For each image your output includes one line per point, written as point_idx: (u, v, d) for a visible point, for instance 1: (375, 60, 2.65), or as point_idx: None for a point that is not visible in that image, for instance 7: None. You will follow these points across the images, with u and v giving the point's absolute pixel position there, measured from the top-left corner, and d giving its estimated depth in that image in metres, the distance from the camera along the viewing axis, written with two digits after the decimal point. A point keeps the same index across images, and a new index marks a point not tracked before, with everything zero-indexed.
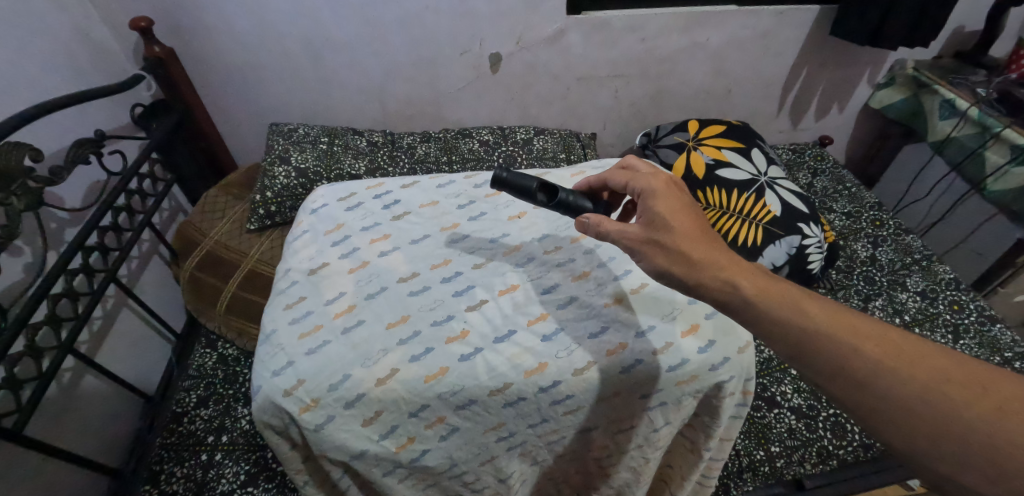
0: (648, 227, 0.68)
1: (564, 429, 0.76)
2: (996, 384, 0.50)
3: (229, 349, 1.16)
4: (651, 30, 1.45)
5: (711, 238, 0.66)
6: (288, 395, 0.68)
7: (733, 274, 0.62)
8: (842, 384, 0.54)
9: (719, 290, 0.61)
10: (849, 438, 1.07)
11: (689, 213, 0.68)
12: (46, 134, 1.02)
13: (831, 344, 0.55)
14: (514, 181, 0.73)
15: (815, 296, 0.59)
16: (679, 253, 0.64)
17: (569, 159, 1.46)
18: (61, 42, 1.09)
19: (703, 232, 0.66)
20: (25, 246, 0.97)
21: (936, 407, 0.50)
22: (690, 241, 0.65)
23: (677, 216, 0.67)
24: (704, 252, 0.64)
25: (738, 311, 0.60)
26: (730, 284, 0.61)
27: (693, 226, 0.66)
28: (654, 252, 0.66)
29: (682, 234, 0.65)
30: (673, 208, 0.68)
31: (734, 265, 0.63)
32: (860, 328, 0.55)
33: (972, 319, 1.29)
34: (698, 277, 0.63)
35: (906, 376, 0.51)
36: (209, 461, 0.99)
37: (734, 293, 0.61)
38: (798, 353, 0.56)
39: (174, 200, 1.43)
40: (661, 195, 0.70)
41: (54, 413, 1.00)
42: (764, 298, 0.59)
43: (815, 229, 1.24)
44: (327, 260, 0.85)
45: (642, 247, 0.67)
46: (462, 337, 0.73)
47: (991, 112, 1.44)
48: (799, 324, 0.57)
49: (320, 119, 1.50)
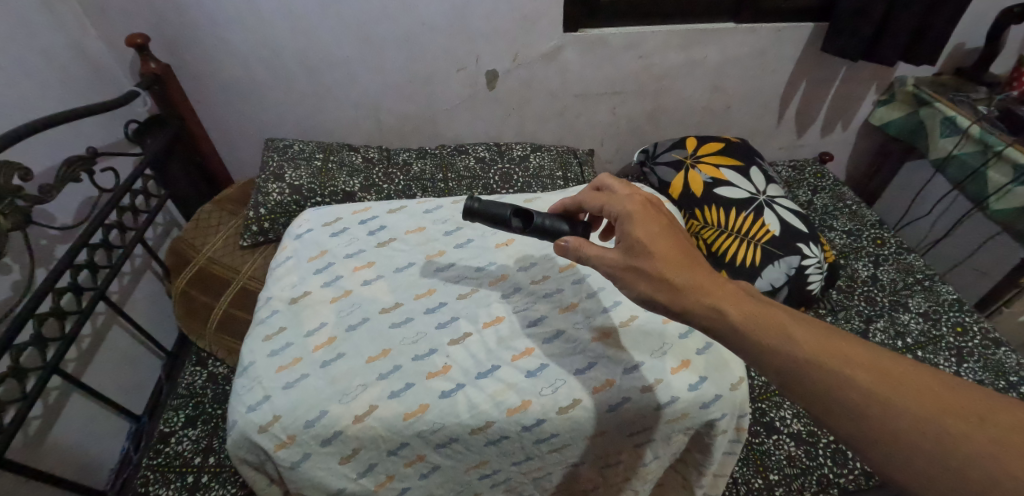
0: (627, 253, 0.66)
1: (550, 466, 0.74)
2: (997, 415, 0.47)
3: (219, 367, 1.15)
4: (648, 48, 1.44)
5: (692, 260, 0.64)
6: (263, 431, 0.66)
7: (718, 299, 0.60)
8: (832, 413, 0.51)
9: (705, 317, 0.60)
10: (850, 467, 1.04)
11: (668, 235, 0.66)
12: (38, 152, 1.02)
13: (820, 373, 0.52)
14: (487, 211, 0.72)
15: (805, 319, 0.57)
16: (660, 278, 0.63)
17: (566, 176, 1.43)
18: (58, 59, 1.09)
19: (683, 253, 0.65)
20: (13, 264, 0.96)
21: (931, 439, 0.47)
22: (671, 266, 0.63)
23: (654, 241, 0.66)
24: (686, 276, 0.62)
25: (725, 336, 0.59)
26: (717, 310, 0.59)
27: (673, 248, 0.65)
28: (634, 279, 0.65)
29: (661, 259, 0.64)
30: (650, 232, 0.66)
31: (719, 288, 0.61)
32: (852, 355, 0.53)
33: (976, 342, 1.26)
34: (683, 305, 0.61)
35: (898, 405, 0.49)
36: (195, 483, 0.96)
37: (721, 320, 0.59)
38: (787, 380, 0.54)
39: (169, 215, 1.42)
40: (637, 218, 0.68)
41: (39, 435, 0.98)
42: (752, 324, 0.57)
43: (816, 249, 1.21)
44: (308, 288, 0.84)
45: (622, 273, 0.66)
46: (444, 372, 0.72)
47: (993, 130, 1.43)
48: (787, 351, 0.54)
49: (315, 134, 1.49)
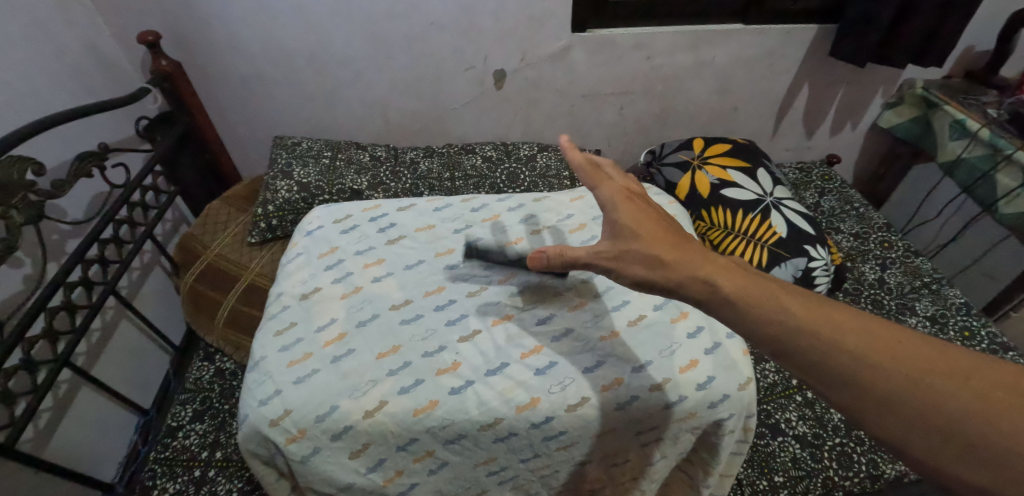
0: (616, 239, 0.67)
1: (557, 464, 0.74)
2: (987, 373, 0.46)
3: (227, 363, 1.16)
4: (656, 49, 1.44)
5: (681, 240, 0.65)
6: (274, 425, 0.67)
7: (710, 273, 0.60)
8: (824, 381, 0.50)
9: (696, 291, 0.60)
10: (856, 470, 1.04)
11: (651, 220, 0.68)
12: (51, 148, 1.03)
13: (809, 339, 0.51)
14: None
15: (796, 290, 0.56)
16: (653, 259, 0.63)
17: (572, 176, 1.44)
18: (71, 55, 1.10)
19: (671, 235, 0.66)
20: (26, 257, 0.97)
21: (924, 399, 0.46)
22: (661, 246, 0.64)
23: (641, 226, 0.67)
24: (677, 255, 0.63)
25: (716, 309, 0.58)
26: (708, 283, 0.59)
27: (660, 231, 0.66)
28: (629, 263, 0.65)
29: (650, 241, 0.65)
30: (635, 217, 0.68)
31: (711, 263, 0.61)
32: (843, 320, 0.52)
33: (984, 347, 1.25)
34: (673, 280, 0.61)
35: (889, 369, 0.48)
36: (202, 477, 0.97)
37: (712, 293, 0.59)
38: (779, 350, 0.53)
39: (177, 211, 1.44)
40: (620, 204, 0.70)
41: (48, 427, 0.99)
42: (742, 296, 0.57)
43: (823, 251, 1.20)
44: (319, 285, 0.84)
45: (615, 260, 0.66)
46: (453, 369, 0.72)
47: (1002, 133, 1.42)
48: (777, 320, 0.54)
49: (323, 132, 1.50)
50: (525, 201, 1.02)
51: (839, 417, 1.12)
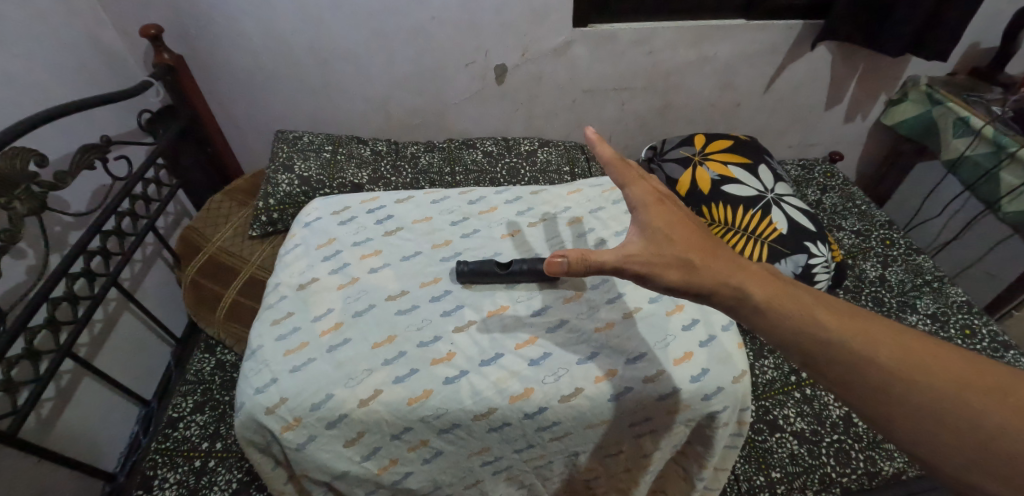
0: (650, 242, 0.63)
1: (552, 455, 0.75)
2: (1017, 388, 0.47)
3: (227, 354, 1.16)
4: (658, 44, 1.44)
5: (714, 246, 0.64)
6: (270, 413, 0.67)
7: (743, 279, 0.60)
8: (855, 391, 0.51)
9: (730, 297, 0.59)
10: (853, 466, 1.04)
11: (684, 224, 0.65)
12: (54, 140, 1.03)
13: (843, 350, 0.52)
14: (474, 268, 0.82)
15: (829, 301, 0.57)
16: (687, 264, 0.61)
17: (573, 171, 1.43)
18: (73, 48, 1.10)
19: (704, 240, 0.64)
20: (28, 248, 0.98)
21: (956, 413, 0.47)
22: (697, 251, 0.62)
23: (674, 230, 0.64)
24: (709, 260, 0.62)
25: (749, 317, 0.58)
26: (741, 291, 0.59)
27: (693, 236, 0.64)
28: (665, 269, 0.61)
29: (686, 246, 0.62)
30: (668, 221, 0.65)
31: (743, 269, 0.61)
32: (876, 335, 0.53)
33: (984, 345, 1.25)
34: (704, 287, 0.60)
35: (921, 381, 0.49)
36: (202, 467, 0.98)
37: (745, 300, 0.59)
38: (813, 362, 0.54)
39: (179, 204, 1.44)
40: (652, 207, 0.66)
41: (51, 416, 1.00)
42: (775, 304, 0.57)
43: (824, 248, 1.20)
44: (316, 275, 0.85)
45: (652, 265, 0.61)
46: (448, 359, 0.72)
47: (1006, 131, 1.41)
48: (810, 330, 0.54)
49: (324, 126, 1.50)
50: (521, 194, 1.02)
51: (838, 414, 1.12)
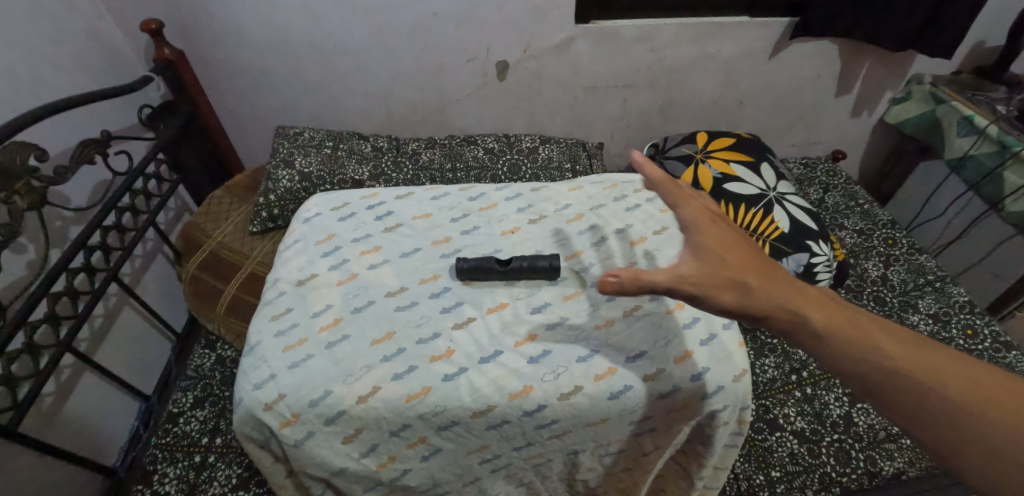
0: (703, 263, 0.60)
1: (551, 452, 0.74)
2: None
3: (227, 350, 1.16)
4: (660, 41, 1.43)
5: (769, 268, 0.61)
6: (268, 409, 0.67)
7: (801, 303, 0.57)
8: (923, 427, 0.48)
9: (785, 321, 0.57)
10: (854, 466, 1.04)
11: (738, 246, 0.63)
12: (54, 134, 1.03)
13: (912, 382, 0.50)
14: (473, 264, 0.82)
15: (892, 329, 0.54)
16: (741, 286, 0.59)
17: (574, 169, 1.43)
18: (74, 43, 1.10)
19: (758, 261, 0.62)
20: (29, 243, 0.97)
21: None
22: (751, 273, 0.60)
23: (728, 252, 0.62)
24: (764, 283, 0.59)
25: (806, 342, 0.55)
26: (798, 315, 0.56)
27: (747, 258, 0.61)
28: (718, 291, 0.59)
29: (740, 268, 0.60)
30: (722, 242, 0.63)
31: (800, 293, 0.58)
32: (947, 368, 0.50)
33: (986, 345, 1.24)
34: (759, 310, 0.58)
35: (999, 422, 0.46)
36: (202, 462, 0.98)
37: (801, 324, 0.56)
38: (876, 392, 0.51)
39: (180, 199, 1.44)
40: (704, 227, 0.64)
41: (51, 411, 1.00)
42: (834, 329, 0.55)
43: (825, 247, 1.20)
44: (315, 271, 0.84)
45: (705, 286, 0.59)
46: (447, 356, 0.72)
47: (1011, 130, 1.40)
48: (873, 358, 0.52)
49: (325, 122, 1.50)
50: (522, 191, 1.01)
51: (838, 413, 1.11)
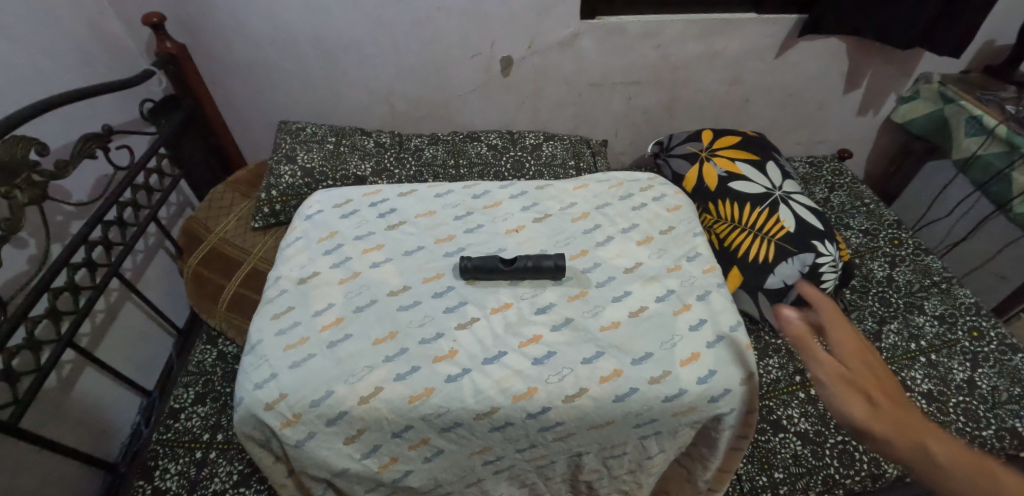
0: (842, 372, 0.68)
1: (554, 454, 0.74)
2: None
3: (229, 346, 1.16)
4: (666, 37, 1.41)
5: (905, 402, 0.66)
6: (270, 409, 0.67)
7: (928, 440, 0.61)
8: None
9: (914, 453, 0.61)
10: (857, 468, 1.03)
11: (879, 370, 0.69)
12: (54, 128, 1.02)
13: None
14: (477, 264, 0.81)
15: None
16: (877, 410, 0.64)
17: (578, 166, 1.42)
18: (75, 36, 1.09)
19: (896, 394, 0.67)
20: (30, 238, 0.97)
21: None
22: (891, 402, 0.66)
23: (872, 372, 0.69)
24: (899, 414, 0.64)
25: (930, 476, 0.59)
26: (923, 449, 0.60)
27: (886, 382, 0.68)
28: (854, 403, 0.65)
29: (879, 392, 0.66)
30: (862, 359, 0.71)
31: (933, 432, 0.62)
32: None
33: (992, 348, 1.22)
34: (887, 431, 0.63)
35: None
36: (203, 459, 0.98)
37: (929, 457, 0.60)
38: None
39: (182, 194, 1.43)
40: (848, 341, 0.72)
41: (52, 406, 1.00)
42: (969, 476, 0.57)
43: (831, 247, 1.17)
44: (317, 269, 0.84)
45: (838, 390, 0.67)
46: (450, 357, 0.72)
47: (1021, 130, 1.39)
48: None
49: (328, 118, 1.49)
50: (527, 189, 1.00)
51: None
